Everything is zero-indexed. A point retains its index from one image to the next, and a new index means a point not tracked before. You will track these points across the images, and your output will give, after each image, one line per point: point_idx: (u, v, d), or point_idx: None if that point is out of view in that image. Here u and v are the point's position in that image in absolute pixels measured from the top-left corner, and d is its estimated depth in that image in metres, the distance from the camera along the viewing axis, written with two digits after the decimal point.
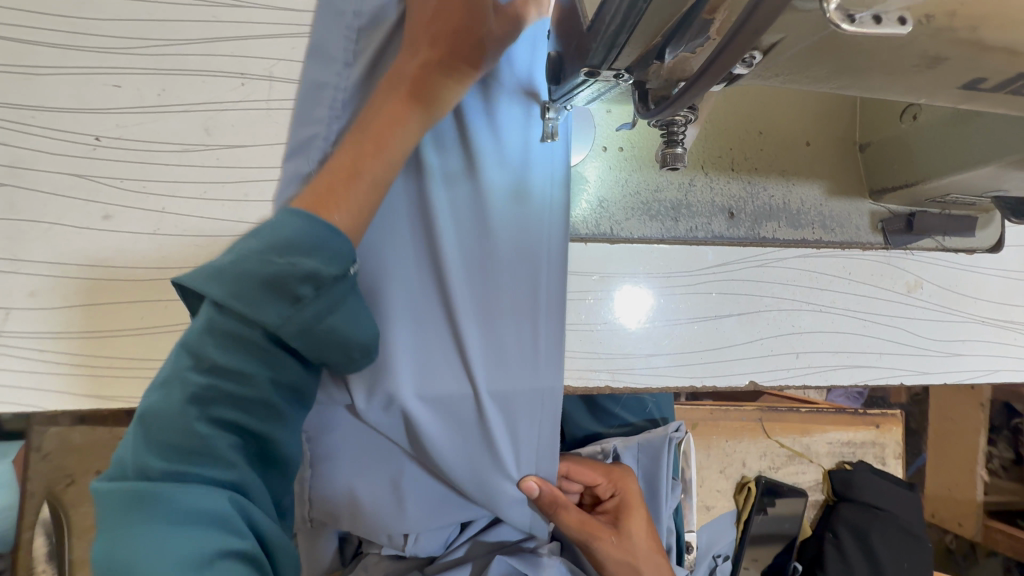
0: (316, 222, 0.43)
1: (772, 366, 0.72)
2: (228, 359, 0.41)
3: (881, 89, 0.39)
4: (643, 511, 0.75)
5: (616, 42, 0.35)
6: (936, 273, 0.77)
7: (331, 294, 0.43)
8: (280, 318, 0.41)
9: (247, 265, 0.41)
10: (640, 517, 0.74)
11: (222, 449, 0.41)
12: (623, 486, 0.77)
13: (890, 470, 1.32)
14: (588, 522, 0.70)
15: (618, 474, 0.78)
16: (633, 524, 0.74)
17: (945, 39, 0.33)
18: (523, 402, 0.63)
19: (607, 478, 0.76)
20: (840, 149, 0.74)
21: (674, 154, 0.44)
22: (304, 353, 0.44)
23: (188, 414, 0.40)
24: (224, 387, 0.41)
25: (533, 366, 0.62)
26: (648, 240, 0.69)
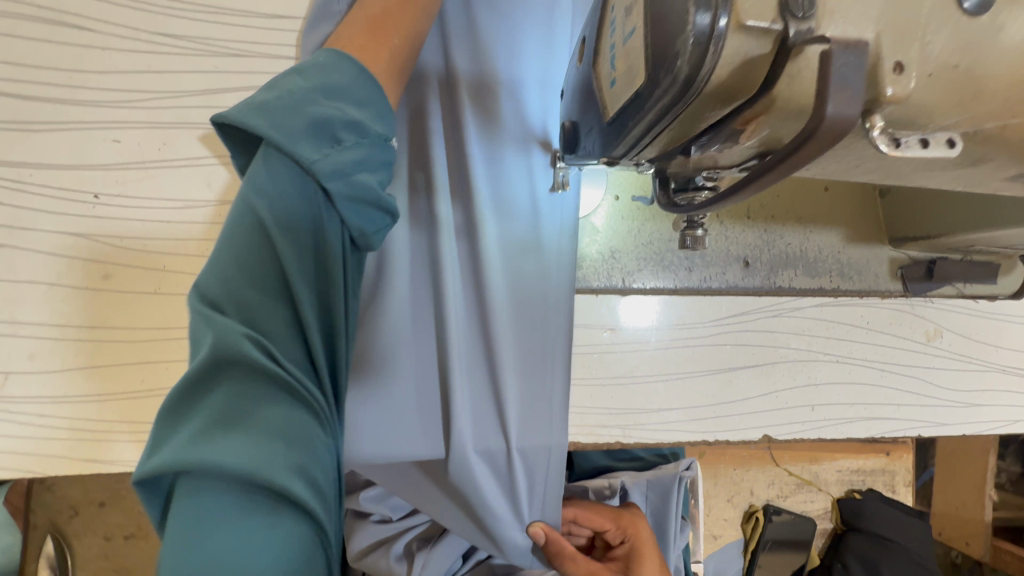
0: (361, 69, 0.40)
1: (787, 419, 0.70)
2: (277, 197, 0.36)
3: (918, 178, 0.37)
4: (656, 559, 0.70)
5: (638, 142, 0.34)
6: (956, 322, 0.74)
7: (372, 147, 0.39)
8: (321, 155, 0.36)
9: (293, 99, 0.37)
10: (651, 565, 0.70)
11: (274, 295, 0.36)
12: (633, 532, 0.72)
13: (900, 497, 1.31)
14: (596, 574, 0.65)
15: (628, 519, 0.72)
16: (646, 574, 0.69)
17: (994, 144, 0.31)
18: (539, 461, 0.61)
19: (615, 525, 0.71)
20: (858, 194, 0.72)
21: (695, 237, 0.42)
22: (346, 209, 0.38)
23: (241, 250, 0.36)
24: (269, 229, 0.36)
25: (550, 422, 0.60)
26: (660, 290, 0.68)
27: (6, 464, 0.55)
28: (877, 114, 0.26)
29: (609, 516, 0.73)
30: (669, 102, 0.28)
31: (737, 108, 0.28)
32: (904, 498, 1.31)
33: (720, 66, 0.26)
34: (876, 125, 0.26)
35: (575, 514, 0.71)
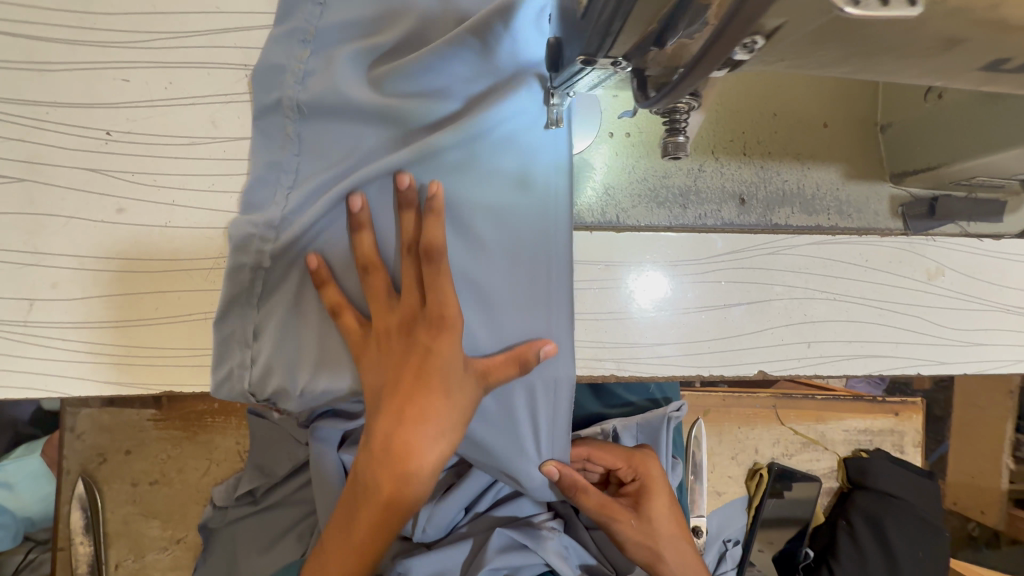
0: None
1: (784, 355, 0.71)
2: None
3: (898, 73, 0.37)
4: (666, 495, 0.74)
5: (610, 29, 0.34)
6: (960, 260, 0.73)
7: None
8: None
9: None
10: (660, 502, 0.73)
11: None
12: (644, 471, 0.75)
13: (909, 458, 1.30)
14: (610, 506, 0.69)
15: (639, 458, 0.75)
16: (655, 508, 0.72)
17: (965, 20, 0.31)
18: (535, 388, 0.61)
19: (627, 464, 0.74)
20: (857, 130, 0.72)
21: (677, 144, 0.43)
22: None
23: None
24: None
25: (550, 351, 0.61)
26: (656, 227, 0.68)
27: (37, 385, 0.59)
28: None
29: (621, 455, 0.76)
30: None
31: None
32: (914, 459, 1.30)
33: None
34: None
35: (590, 454, 0.74)
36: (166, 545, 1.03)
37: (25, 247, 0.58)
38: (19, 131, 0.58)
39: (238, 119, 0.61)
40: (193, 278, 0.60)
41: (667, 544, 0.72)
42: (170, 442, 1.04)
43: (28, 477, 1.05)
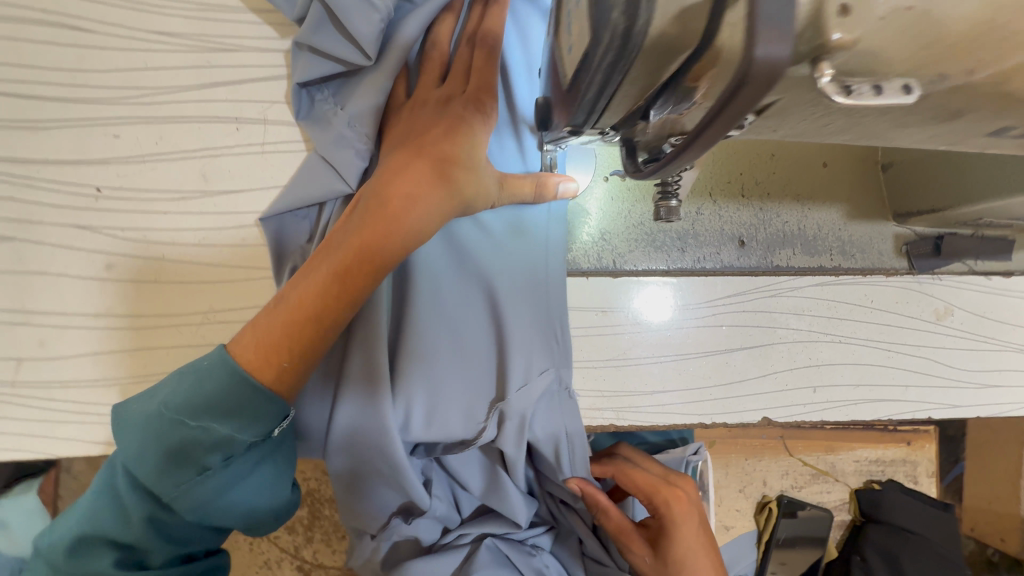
0: None
1: (788, 402, 0.69)
2: None
3: (897, 138, 0.36)
4: (692, 542, 0.59)
5: (596, 107, 0.34)
6: (968, 299, 0.71)
7: None
8: None
9: None
10: (684, 547, 0.59)
11: None
12: (667, 510, 0.60)
13: (923, 488, 1.26)
14: (626, 532, 0.59)
15: (666, 492, 0.61)
16: (677, 555, 0.59)
17: (965, 95, 0.29)
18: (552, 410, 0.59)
19: (648, 496, 0.61)
20: (858, 171, 0.70)
21: (669, 208, 0.41)
22: None
23: None
24: None
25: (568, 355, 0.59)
26: (653, 272, 0.67)
27: (23, 445, 0.58)
28: (826, 62, 0.25)
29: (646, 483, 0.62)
30: (614, 59, 0.29)
31: (685, 62, 0.27)
32: (929, 491, 1.26)
33: (656, 15, 0.26)
34: (825, 73, 0.25)
35: (614, 473, 0.63)
36: None
37: (13, 306, 0.58)
38: (11, 190, 0.58)
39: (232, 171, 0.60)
40: (183, 333, 0.60)
41: None
42: None
43: None
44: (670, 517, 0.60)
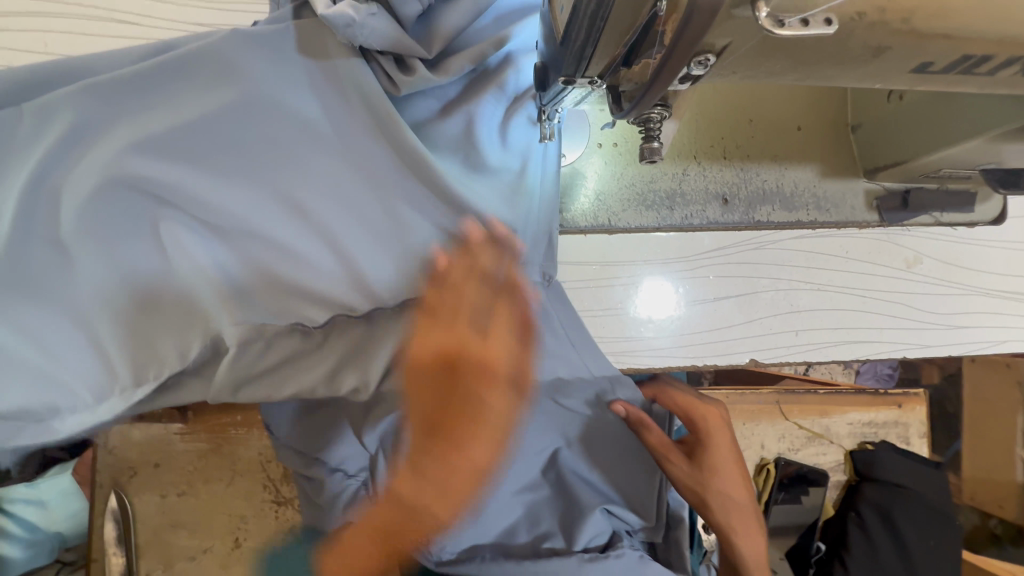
0: None
1: (772, 344, 0.75)
2: None
3: (840, 78, 0.43)
4: (732, 448, 0.67)
5: (583, 54, 0.40)
6: (935, 248, 0.78)
7: None
8: None
9: None
10: (723, 454, 0.66)
11: None
12: (707, 429, 0.67)
13: (915, 449, 1.32)
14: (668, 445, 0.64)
15: (706, 414, 0.67)
16: (719, 460, 0.66)
17: (885, 32, 0.36)
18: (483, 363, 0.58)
19: (686, 415, 0.67)
20: (831, 133, 0.77)
21: (651, 149, 0.48)
22: None
23: None
24: None
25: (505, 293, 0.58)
26: (645, 229, 0.74)
27: None
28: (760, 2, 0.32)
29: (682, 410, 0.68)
30: (596, 7, 0.36)
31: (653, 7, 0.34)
32: (921, 451, 1.31)
33: None
34: (762, 10, 0.32)
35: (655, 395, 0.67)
36: (194, 555, 1.07)
37: None
38: None
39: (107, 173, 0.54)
40: None
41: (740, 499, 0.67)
42: (197, 454, 1.08)
43: (60, 493, 1.09)
44: (708, 433, 0.66)
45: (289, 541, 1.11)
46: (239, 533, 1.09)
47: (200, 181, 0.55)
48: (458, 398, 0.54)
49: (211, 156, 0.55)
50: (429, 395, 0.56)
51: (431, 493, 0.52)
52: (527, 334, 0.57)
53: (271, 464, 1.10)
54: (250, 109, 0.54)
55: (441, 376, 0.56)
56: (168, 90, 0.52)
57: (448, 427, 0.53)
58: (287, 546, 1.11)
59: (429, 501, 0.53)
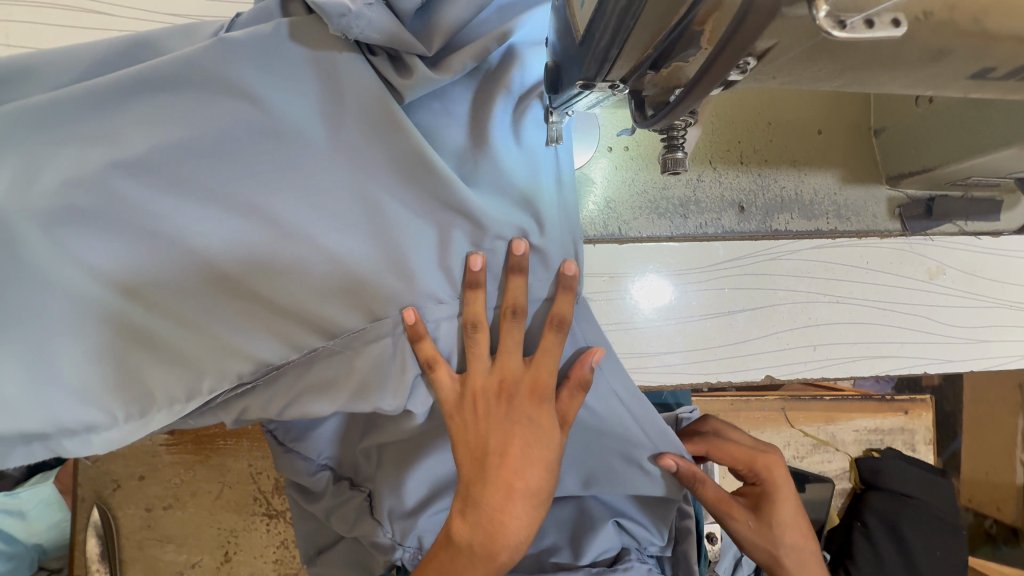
0: None
1: (789, 360, 0.72)
2: None
3: (888, 83, 0.39)
4: (791, 502, 0.64)
5: (608, 56, 0.36)
6: (959, 259, 0.74)
7: None
8: None
9: None
10: (784, 509, 0.63)
11: None
12: (766, 476, 0.65)
13: (921, 456, 1.29)
14: (725, 501, 0.63)
15: (764, 460, 0.65)
16: (778, 514, 0.63)
17: (949, 33, 0.32)
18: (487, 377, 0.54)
19: (747, 465, 0.65)
20: (852, 137, 0.73)
21: (676, 159, 0.44)
22: None
23: None
24: None
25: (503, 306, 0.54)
26: (658, 238, 0.70)
27: None
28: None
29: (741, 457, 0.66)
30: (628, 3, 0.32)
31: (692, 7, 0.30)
32: (926, 459, 1.29)
33: None
34: (821, 10, 0.28)
35: (708, 449, 0.66)
36: (182, 569, 1.02)
37: None
38: None
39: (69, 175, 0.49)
40: None
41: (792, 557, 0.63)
42: (184, 465, 1.03)
43: (40, 505, 1.03)
44: (770, 481, 0.64)
45: (280, 554, 1.04)
46: (229, 547, 1.03)
47: (179, 201, 0.51)
48: (511, 435, 0.51)
49: (192, 174, 0.50)
50: (476, 431, 0.52)
51: (486, 535, 0.50)
52: (579, 375, 0.53)
53: (261, 476, 1.04)
54: (230, 115, 0.50)
55: (490, 411, 0.52)
56: (150, 105, 0.49)
57: (503, 466, 0.51)
58: (278, 561, 1.04)
59: (484, 545, 0.50)
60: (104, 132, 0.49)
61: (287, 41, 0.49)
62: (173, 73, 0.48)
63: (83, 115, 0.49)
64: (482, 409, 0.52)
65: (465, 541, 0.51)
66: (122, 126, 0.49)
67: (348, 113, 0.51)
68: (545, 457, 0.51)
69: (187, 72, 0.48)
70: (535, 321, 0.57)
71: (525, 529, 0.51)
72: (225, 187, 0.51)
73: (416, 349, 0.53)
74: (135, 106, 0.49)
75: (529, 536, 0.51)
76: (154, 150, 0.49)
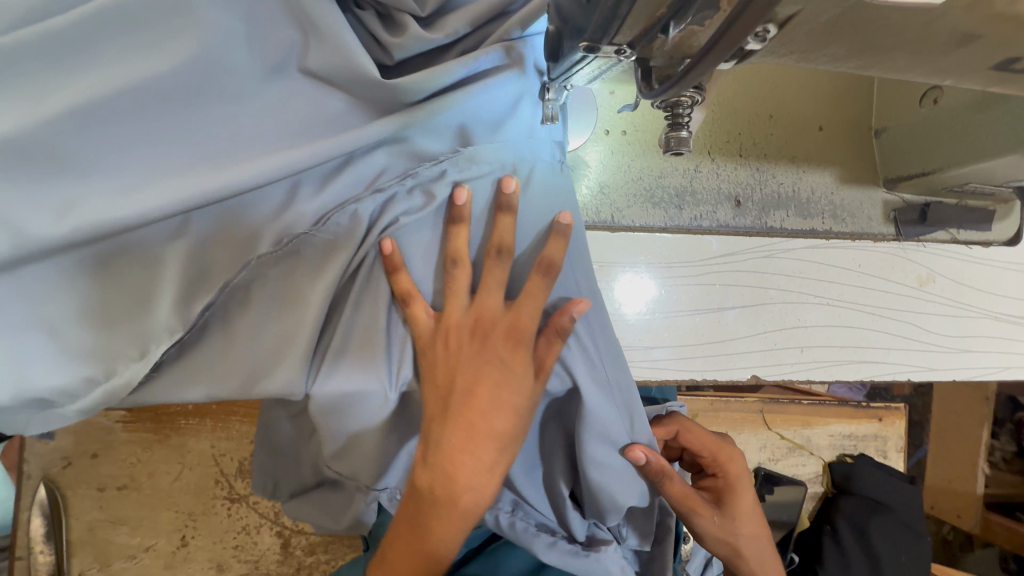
0: None
1: (775, 361, 0.70)
2: None
3: (909, 69, 0.36)
4: (750, 495, 0.64)
5: (617, 14, 0.33)
6: (948, 267, 0.74)
7: None
8: None
9: None
10: (746, 501, 0.63)
11: None
12: (729, 467, 0.64)
13: (891, 462, 1.31)
14: (692, 498, 0.59)
15: (728, 452, 0.65)
16: (739, 506, 0.63)
17: (982, 13, 0.30)
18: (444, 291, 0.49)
19: (712, 454, 0.64)
20: (853, 136, 0.71)
21: (679, 139, 0.41)
22: None
23: None
24: None
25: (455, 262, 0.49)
26: (650, 228, 0.67)
27: None
28: None
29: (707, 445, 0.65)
30: None
31: None
32: (896, 465, 1.31)
33: None
34: None
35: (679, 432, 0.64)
36: (135, 554, 0.97)
37: None
38: None
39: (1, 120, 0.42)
40: None
41: (751, 549, 0.63)
42: (140, 444, 0.97)
43: None
44: (731, 473, 0.64)
45: (241, 540, 0.99)
46: (187, 531, 0.98)
47: (113, 147, 0.45)
48: (480, 375, 0.47)
49: (163, 129, 0.46)
50: (444, 367, 0.48)
51: (447, 478, 0.47)
52: (557, 324, 0.48)
53: (225, 458, 0.99)
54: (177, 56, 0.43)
55: (461, 351, 0.48)
56: (107, 42, 0.44)
57: (469, 408, 0.47)
58: (238, 547, 0.99)
59: (445, 489, 0.47)
60: (57, 75, 0.44)
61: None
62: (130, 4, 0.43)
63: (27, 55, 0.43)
64: (451, 349, 0.48)
65: (424, 489, 0.48)
66: (75, 67, 0.44)
67: (327, 71, 0.47)
68: (512, 399, 0.47)
69: (146, 8, 0.43)
70: (524, 260, 0.52)
71: (483, 474, 0.47)
72: (196, 139, 0.46)
73: (392, 282, 0.48)
74: (92, 48, 0.44)
75: (492, 480, 0.47)
76: (115, 98, 0.43)
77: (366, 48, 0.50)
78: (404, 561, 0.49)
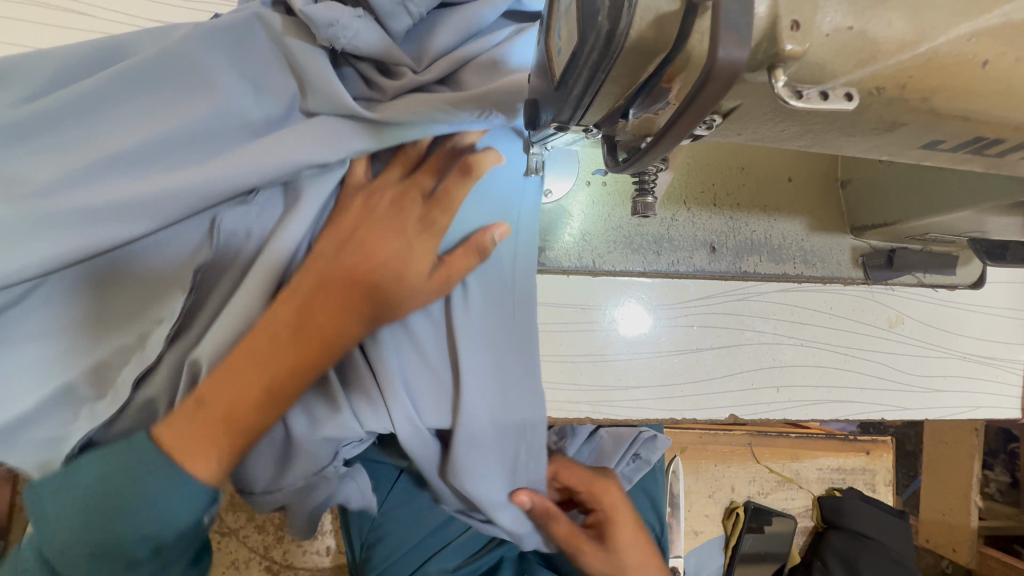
0: None
1: (753, 400, 0.73)
2: None
3: (849, 146, 0.40)
4: (631, 524, 0.67)
5: (581, 103, 0.37)
6: (916, 309, 0.77)
7: None
8: None
9: None
10: (626, 532, 0.66)
11: None
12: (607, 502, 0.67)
13: (880, 497, 1.32)
14: (574, 537, 0.63)
15: (603, 486, 0.67)
16: (621, 537, 0.65)
17: (901, 107, 0.34)
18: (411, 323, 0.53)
19: (588, 489, 0.67)
20: (821, 187, 0.76)
21: (645, 204, 0.45)
22: None
23: None
24: None
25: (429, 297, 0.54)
26: (629, 273, 0.71)
27: None
28: (780, 69, 0.29)
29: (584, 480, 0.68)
30: (598, 57, 0.32)
31: (660, 65, 0.31)
32: (885, 499, 1.32)
33: (636, 20, 0.29)
34: (780, 79, 0.29)
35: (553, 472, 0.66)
36: None
37: None
38: None
39: (25, 180, 0.46)
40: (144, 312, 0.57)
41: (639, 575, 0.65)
42: None
43: None
44: (608, 507, 0.66)
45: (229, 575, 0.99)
46: None
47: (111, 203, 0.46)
48: (377, 231, 0.50)
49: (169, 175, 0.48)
50: (354, 216, 0.51)
51: (310, 302, 0.48)
52: (478, 242, 0.53)
53: None
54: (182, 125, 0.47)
55: (374, 209, 0.51)
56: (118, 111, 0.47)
57: (362, 251, 0.50)
58: None
59: (304, 318, 0.47)
60: (81, 134, 0.48)
61: (272, 52, 0.50)
62: (154, 75, 0.48)
63: (58, 116, 0.47)
64: (373, 207, 0.52)
65: (279, 317, 0.47)
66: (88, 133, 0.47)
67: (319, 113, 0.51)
68: (401, 265, 0.50)
69: (168, 70, 0.48)
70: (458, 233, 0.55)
71: (347, 310, 0.48)
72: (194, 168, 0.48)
73: None
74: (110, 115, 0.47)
75: (353, 322, 0.48)
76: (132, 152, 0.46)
77: (361, 96, 0.53)
78: (238, 388, 0.46)
